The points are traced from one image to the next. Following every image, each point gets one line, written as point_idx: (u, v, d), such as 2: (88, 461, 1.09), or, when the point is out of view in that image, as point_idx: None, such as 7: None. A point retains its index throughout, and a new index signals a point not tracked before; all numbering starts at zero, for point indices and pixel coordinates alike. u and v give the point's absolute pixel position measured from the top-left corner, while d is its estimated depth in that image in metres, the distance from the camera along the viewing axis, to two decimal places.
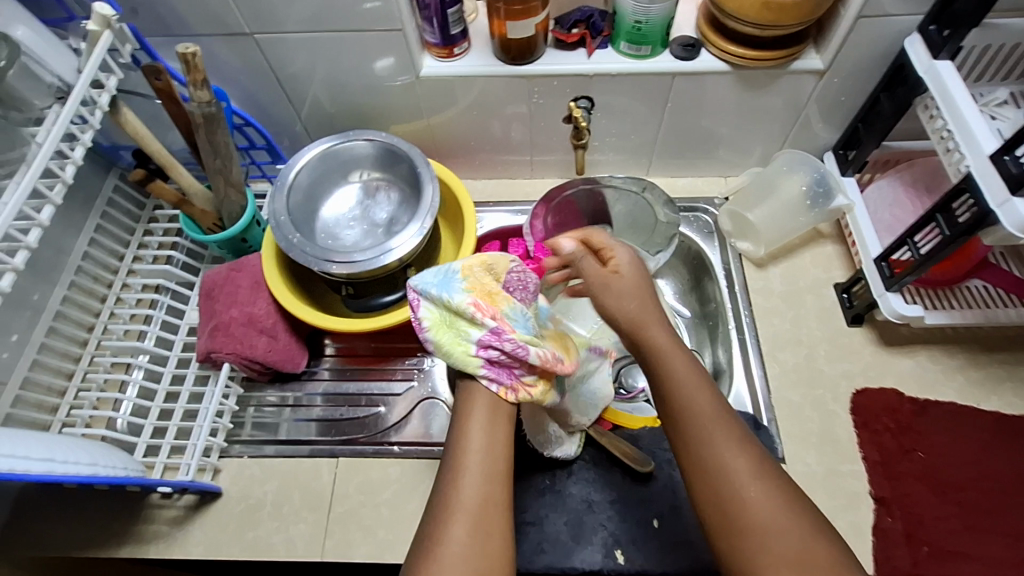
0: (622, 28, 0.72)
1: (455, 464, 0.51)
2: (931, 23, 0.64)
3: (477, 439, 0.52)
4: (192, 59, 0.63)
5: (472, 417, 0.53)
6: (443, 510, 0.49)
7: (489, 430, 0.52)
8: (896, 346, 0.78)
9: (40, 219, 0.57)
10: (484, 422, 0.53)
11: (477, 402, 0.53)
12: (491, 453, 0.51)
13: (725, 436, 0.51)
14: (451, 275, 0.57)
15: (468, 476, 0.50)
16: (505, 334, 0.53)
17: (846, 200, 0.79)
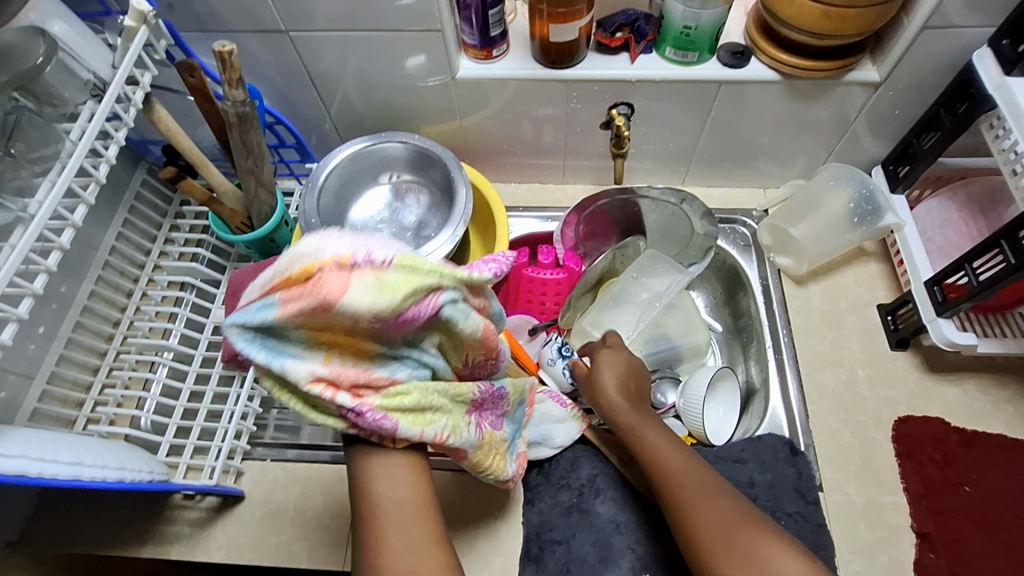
0: (669, 32, 0.69)
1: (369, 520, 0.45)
2: (1004, 36, 0.60)
3: (386, 489, 0.45)
4: (229, 57, 0.61)
5: (377, 461, 0.46)
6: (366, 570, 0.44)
7: (401, 474, 0.46)
8: (943, 373, 0.75)
9: (74, 219, 0.56)
10: (390, 466, 0.46)
11: (374, 452, 0.46)
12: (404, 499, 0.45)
13: (681, 465, 0.56)
14: (276, 329, 0.41)
15: (387, 532, 0.44)
16: (363, 409, 0.43)
17: (896, 218, 0.75)
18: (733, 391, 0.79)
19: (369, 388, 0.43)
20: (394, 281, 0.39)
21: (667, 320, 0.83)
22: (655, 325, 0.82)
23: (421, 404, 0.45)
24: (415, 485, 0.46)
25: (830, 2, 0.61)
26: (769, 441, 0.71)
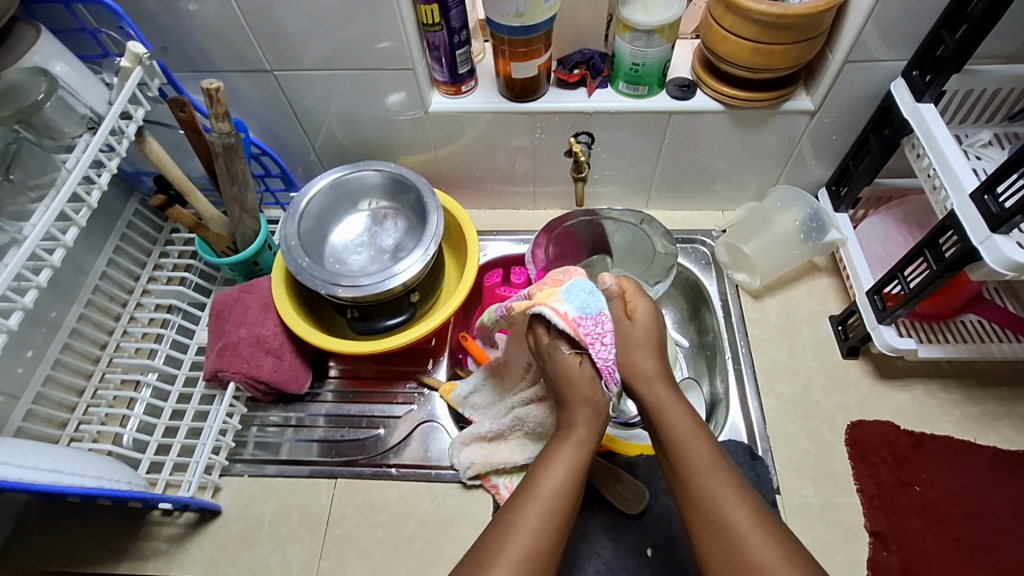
0: (620, 68, 0.76)
1: (526, 499, 0.55)
2: (914, 68, 0.67)
3: (553, 480, 0.56)
4: (216, 94, 0.67)
5: (560, 458, 0.57)
6: (503, 537, 0.52)
7: (568, 477, 0.56)
8: (892, 379, 0.79)
9: (65, 240, 0.60)
10: (568, 469, 0.57)
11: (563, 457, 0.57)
12: (561, 495, 0.55)
13: (695, 436, 0.58)
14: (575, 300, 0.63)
15: (531, 516, 0.53)
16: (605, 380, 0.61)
17: (840, 234, 0.81)
18: (701, 400, 0.84)
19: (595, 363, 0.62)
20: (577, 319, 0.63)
21: None
22: None
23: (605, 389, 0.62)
24: (574, 490, 0.56)
25: (759, 40, 0.67)
26: (728, 447, 0.74)
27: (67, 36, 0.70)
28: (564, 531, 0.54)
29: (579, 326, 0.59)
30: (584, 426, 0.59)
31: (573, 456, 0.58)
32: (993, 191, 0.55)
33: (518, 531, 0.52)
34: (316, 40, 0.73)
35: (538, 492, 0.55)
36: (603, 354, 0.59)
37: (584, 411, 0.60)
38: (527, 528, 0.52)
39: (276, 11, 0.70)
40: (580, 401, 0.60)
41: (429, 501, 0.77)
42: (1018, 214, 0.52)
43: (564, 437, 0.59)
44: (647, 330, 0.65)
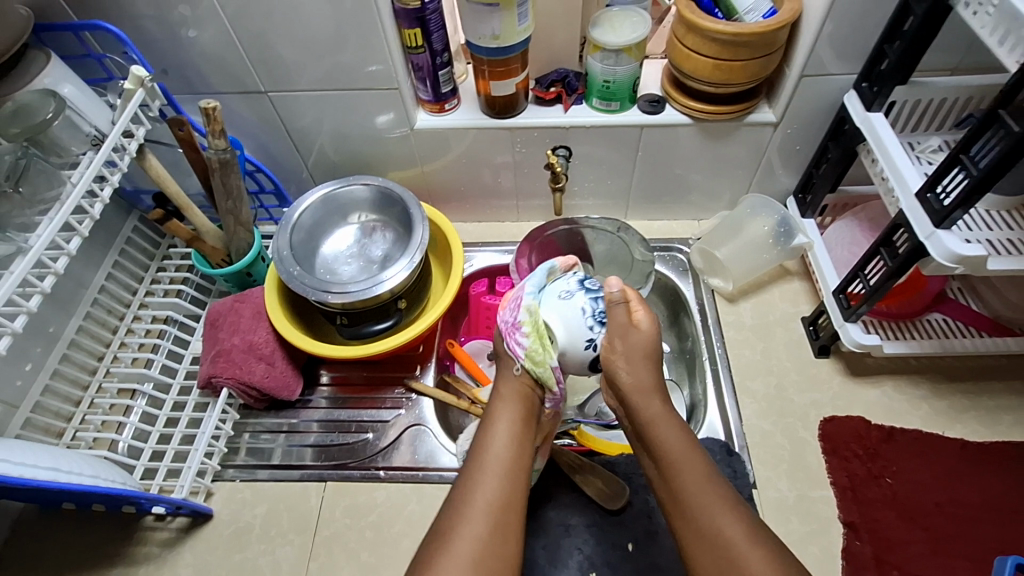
0: (593, 86, 0.81)
1: (477, 464, 0.57)
2: (863, 80, 0.72)
3: (501, 440, 0.59)
4: (212, 112, 0.71)
5: (500, 418, 0.60)
6: (460, 506, 0.54)
7: (512, 433, 0.59)
8: (862, 377, 0.82)
9: (68, 249, 0.63)
10: (511, 425, 0.60)
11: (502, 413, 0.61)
12: (509, 452, 0.58)
13: (686, 449, 0.56)
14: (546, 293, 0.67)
15: (483, 479, 0.56)
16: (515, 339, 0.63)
17: (806, 238, 0.86)
18: (682, 403, 0.88)
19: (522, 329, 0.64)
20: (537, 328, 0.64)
21: None
22: None
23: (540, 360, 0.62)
24: (519, 445, 0.59)
25: (719, 57, 0.72)
26: (705, 444, 0.77)
27: (74, 62, 0.75)
28: (519, 483, 0.57)
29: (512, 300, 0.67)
30: (514, 386, 0.63)
31: (516, 414, 0.61)
32: (935, 189, 0.59)
33: (474, 498, 0.54)
34: (310, 63, 0.79)
35: (486, 454, 0.58)
36: (506, 316, 0.66)
37: (510, 371, 0.63)
38: (482, 489, 0.55)
39: (270, 37, 0.75)
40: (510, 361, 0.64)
41: (415, 503, 0.80)
42: (958, 209, 0.56)
43: (501, 399, 0.62)
44: (644, 345, 0.60)
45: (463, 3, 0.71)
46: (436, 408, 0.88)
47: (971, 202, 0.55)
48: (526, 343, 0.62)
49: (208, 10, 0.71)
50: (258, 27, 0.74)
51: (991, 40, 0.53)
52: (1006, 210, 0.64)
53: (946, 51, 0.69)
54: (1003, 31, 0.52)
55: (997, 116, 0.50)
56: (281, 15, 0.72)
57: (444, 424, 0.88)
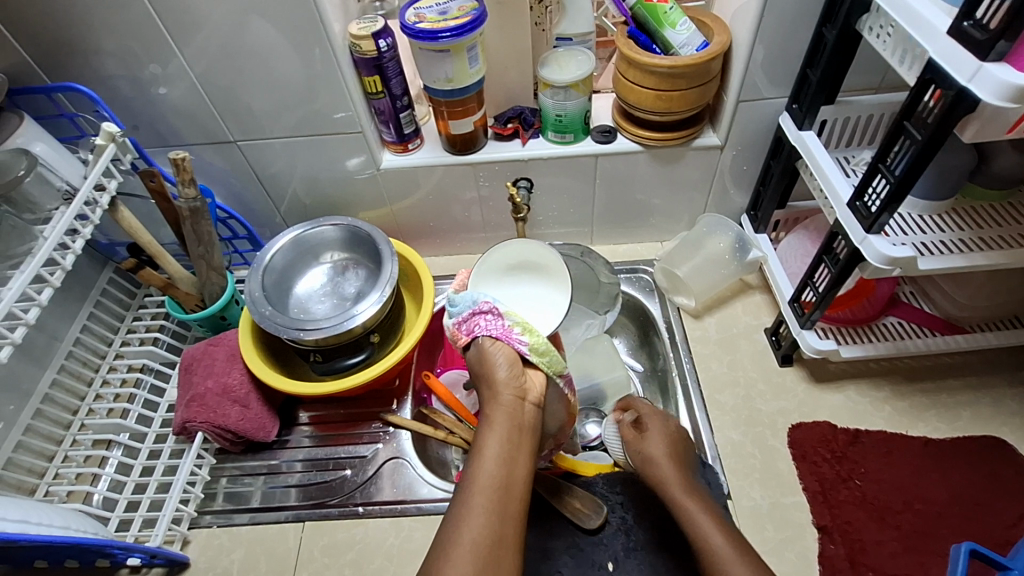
0: (547, 120, 0.86)
1: (468, 485, 0.57)
2: (794, 102, 0.77)
3: (490, 464, 0.58)
4: (182, 162, 0.74)
5: (492, 443, 0.60)
6: (450, 539, 0.53)
7: (502, 458, 0.58)
8: (825, 381, 0.85)
9: (39, 300, 0.64)
10: (502, 446, 0.60)
11: (492, 432, 0.61)
12: (502, 480, 0.57)
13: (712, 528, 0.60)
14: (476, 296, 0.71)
15: (475, 507, 0.55)
16: (515, 338, 0.67)
17: (760, 252, 0.90)
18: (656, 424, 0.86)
19: (510, 333, 0.67)
20: (520, 327, 0.67)
21: (588, 361, 0.92)
22: (576, 366, 0.92)
23: (539, 354, 0.66)
24: (510, 465, 0.58)
25: (660, 88, 0.77)
26: None
27: (48, 121, 0.78)
28: (512, 513, 0.55)
29: (462, 330, 0.69)
30: (502, 410, 0.62)
31: (503, 441, 0.60)
32: (864, 198, 0.63)
33: (467, 521, 0.53)
34: (277, 113, 0.83)
35: (478, 479, 0.57)
36: (489, 326, 0.67)
37: (503, 400, 0.63)
38: (470, 522, 0.53)
39: (238, 90, 0.79)
40: (499, 391, 0.63)
41: (396, 536, 0.80)
42: (883, 213, 0.60)
43: (489, 426, 0.61)
44: (673, 442, 0.72)
45: (417, 49, 0.76)
46: (414, 441, 0.88)
47: (894, 206, 0.59)
48: (524, 339, 0.67)
49: (177, 69, 0.75)
50: (228, 82, 0.78)
51: (893, 60, 0.59)
52: (939, 213, 0.70)
53: (868, 73, 0.75)
54: (902, 51, 0.57)
55: (904, 127, 0.55)
56: (249, 68, 0.76)
57: (422, 456, 0.88)
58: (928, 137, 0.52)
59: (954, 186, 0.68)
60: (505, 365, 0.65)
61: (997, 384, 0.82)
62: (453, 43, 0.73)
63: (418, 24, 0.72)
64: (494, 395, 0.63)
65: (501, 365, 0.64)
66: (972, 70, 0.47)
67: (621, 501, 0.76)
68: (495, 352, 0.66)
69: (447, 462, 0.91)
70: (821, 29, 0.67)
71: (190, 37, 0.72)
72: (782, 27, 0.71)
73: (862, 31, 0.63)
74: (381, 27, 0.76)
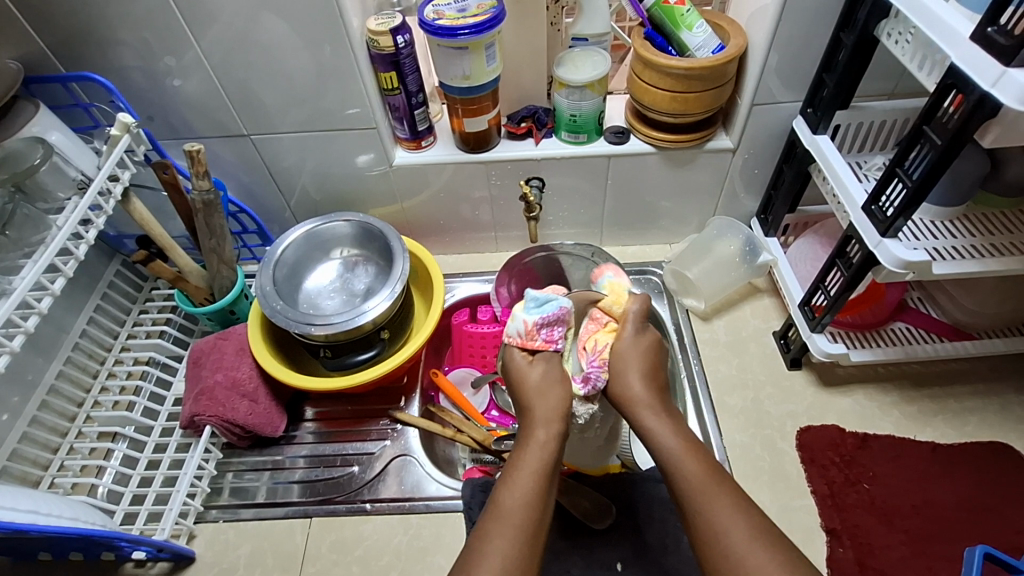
0: (561, 120, 0.86)
1: (494, 509, 0.52)
2: (808, 106, 0.78)
3: (519, 491, 0.53)
4: (197, 155, 0.74)
5: (523, 471, 0.54)
6: (471, 564, 0.48)
7: (533, 491, 0.53)
8: (834, 385, 0.85)
9: (53, 289, 0.64)
10: (533, 468, 0.54)
11: (521, 456, 0.56)
12: (529, 512, 0.51)
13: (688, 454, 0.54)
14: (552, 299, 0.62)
15: (499, 539, 0.50)
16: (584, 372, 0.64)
17: (771, 255, 0.91)
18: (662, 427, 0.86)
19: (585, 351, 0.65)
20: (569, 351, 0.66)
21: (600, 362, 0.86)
22: None
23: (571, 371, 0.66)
24: (541, 490, 0.53)
25: (675, 89, 0.77)
26: None
27: (62, 110, 0.78)
28: (537, 545, 0.50)
29: (538, 332, 0.62)
30: (542, 436, 0.57)
31: (535, 471, 0.54)
32: (880, 203, 0.64)
33: (488, 548, 0.49)
34: (292, 107, 0.82)
35: (504, 505, 0.52)
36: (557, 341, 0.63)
37: (539, 419, 0.58)
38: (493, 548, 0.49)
39: (253, 83, 0.79)
40: (535, 420, 0.58)
41: (403, 533, 0.80)
42: (899, 218, 0.61)
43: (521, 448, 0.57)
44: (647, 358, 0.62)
45: (435, 47, 0.76)
46: (421, 438, 0.88)
47: (910, 210, 0.60)
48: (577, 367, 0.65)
49: (193, 61, 0.75)
50: (242, 76, 0.78)
51: (912, 66, 0.60)
52: (951, 220, 0.70)
53: (882, 79, 0.76)
54: (921, 57, 0.58)
55: (924, 131, 0.56)
56: (263, 63, 0.76)
57: (430, 454, 0.88)
58: (949, 141, 0.53)
59: (967, 193, 0.68)
60: (546, 381, 0.61)
61: (1004, 391, 0.83)
62: (472, 41, 0.73)
63: (436, 21, 0.72)
64: (532, 419, 0.59)
65: (542, 384, 0.60)
66: (996, 75, 0.47)
67: (631, 502, 0.76)
68: (548, 364, 0.62)
69: (454, 461, 0.91)
70: (838, 34, 0.68)
71: (206, 29, 0.71)
72: (799, 31, 0.72)
73: (881, 37, 0.64)
74: (399, 23, 0.76)
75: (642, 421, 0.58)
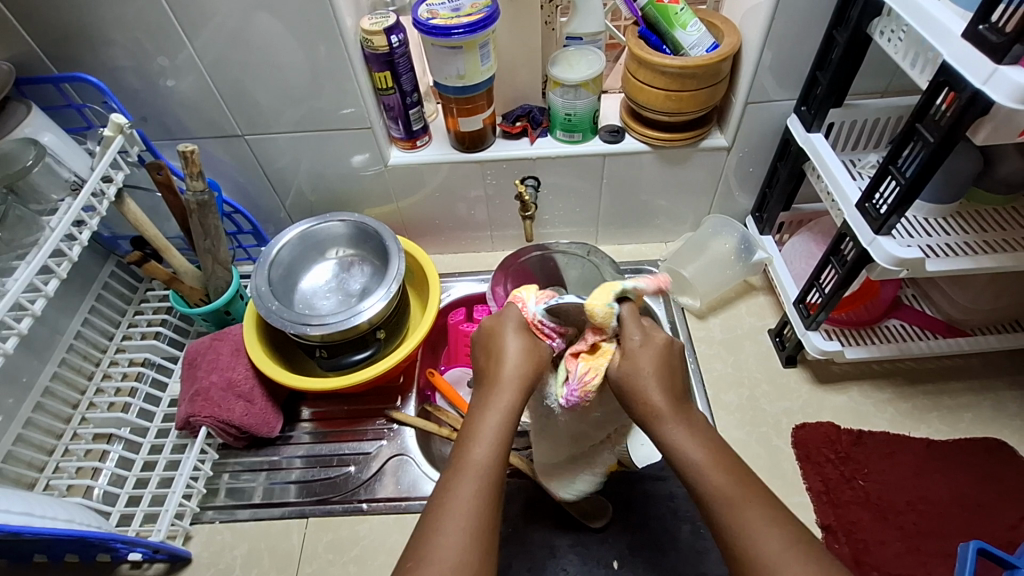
0: (556, 119, 0.86)
1: (455, 468, 0.53)
2: (802, 105, 0.78)
3: (482, 451, 0.53)
4: (191, 155, 0.74)
5: (484, 429, 0.55)
6: (434, 521, 0.50)
7: (495, 448, 0.53)
8: (829, 382, 0.85)
9: (46, 291, 0.64)
10: (495, 428, 0.55)
11: (482, 415, 0.56)
12: (491, 465, 0.53)
13: (713, 463, 0.52)
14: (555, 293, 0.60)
15: (459, 495, 0.51)
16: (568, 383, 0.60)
17: (766, 254, 0.90)
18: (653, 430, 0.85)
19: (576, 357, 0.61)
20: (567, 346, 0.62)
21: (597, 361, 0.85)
22: None
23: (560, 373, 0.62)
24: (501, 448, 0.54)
25: (669, 88, 0.78)
26: None
27: (55, 111, 0.78)
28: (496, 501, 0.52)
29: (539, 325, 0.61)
30: (505, 397, 0.56)
31: (496, 429, 0.55)
32: (874, 200, 0.64)
33: (451, 508, 0.50)
34: (286, 107, 0.82)
35: (466, 466, 0.52)
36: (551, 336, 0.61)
37: (502, 380, 0.57)
38: (455, 507, 0.50)
39: (247, 83, 0.79)
40: (496, 381, 0.57)
41: (400, 532, 0.80)
42: (893, 215, 0.61)
43: (483, 407, 0.56)
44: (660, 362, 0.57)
45: (429, 46, 0.76)
46: (418, 438, 0.88)
47: (903, 208, 0.60)
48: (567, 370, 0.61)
49: (186, 61, 0.75)
50: (236, 76, 0.77)
51: (905, 63, 0.60)
52: (944, 217, 0.70)
53: (876, 77, 0.76)
54: (913, 55, 0.58)
55: (916, 129, 0.56)
56: (257, 63, 0.76)
57: (427, 453, 0.88)
58: (941, 138, 0.53)
59: (960, 191, 0.69)
60: (524, 349, 0.59)
61: (998, 387, 0.83)
62: (466, 40, 0.73)
63: (430, 21, 0.72)
64: (494, 380, 0.58)
65: (518, 351, 0.59)
66: (986, 73, 0.47)
67: (628, 500, 0.76)
68: (530, 341, 0.60)
69: (450, 460, 0.91)
70: (832, 32, 0.68)
71: (199, 29, 0.71)
72: (792, 29, 0.72)
73: (873, 35, 0.64)
74: (393, 23, 0.76)
75: (660, 428, 0.55)
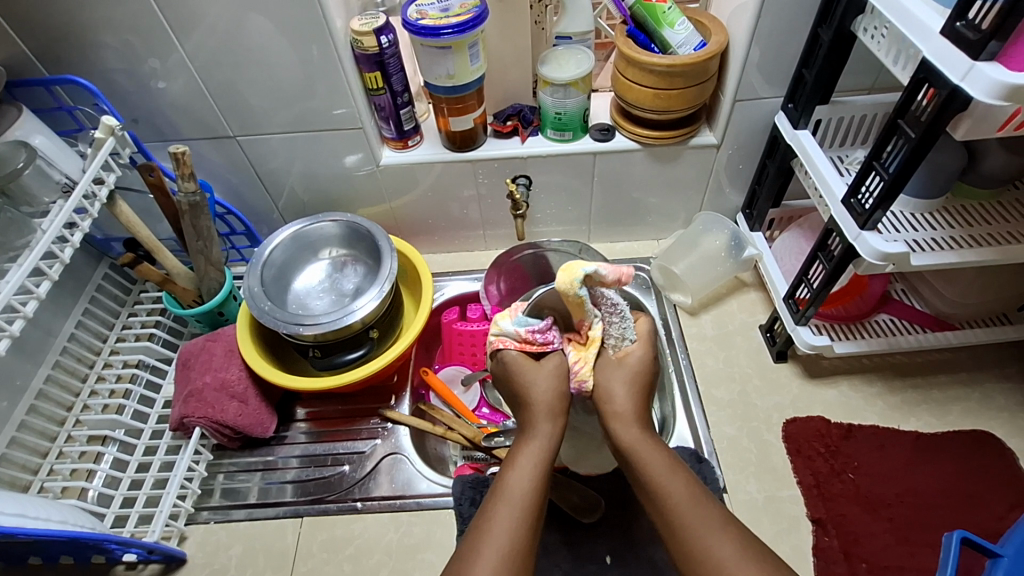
0: (546, 118, 0.87)
1: (499, 493, 0.56)
2: (789, 102, 0.79)
3: (523, 475, 0.57)
4: (182, 156, 0.74)
5: (525, 455, 0.59)
6: (478, 539, 0.53)
7: (536, 474, 0.57)
8: (819, 377, 0.86)
9: (37, 293, 0.64)
10: (536, 458, 0.59)
11: (526, 446, 0.60)
12: (530, 494, 0.56)
13: (670, 471, 0.57)
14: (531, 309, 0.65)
15: (503, 516, 0.54)
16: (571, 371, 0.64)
17: (756, 250, 0.91)
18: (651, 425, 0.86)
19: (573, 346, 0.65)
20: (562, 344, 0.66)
21: None
22: None
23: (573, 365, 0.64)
24: (543, 477, 0.58)
25: (658, 87, 0.78)
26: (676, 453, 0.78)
27: (45, 114, 0.78)
28: (538, 526, 0.55)
29: (533, 336, 0.64)
30: (543, 426, 0.61)
31: (538, 458, 0.59)
32: (859, 195, 0.65)
33: (495, 526, 0.53)
34: (278, 108, 0.83)
35: (509, 488, 0.56)
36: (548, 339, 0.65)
37: (542, 410, 0.61)
38: (499, 528, 0.53)
39: (239, 85, 0.79)
40: (535, 414, 0.62)
41: (395, 531, 0.80)
42: (877, 210, 0.62)
43: (525, 438, 0.61)
44: (632, 382, 0.63)
45: (419, 46, 0.76)
46: (412, 436, 0.89)
47: (887, 203, 0.61)
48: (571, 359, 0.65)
49: (177, 63, 0.75)
50: (227, 78, 0.78)
51: (888, 60, 0.60)
52: (930, 211, 0.71)
53: (861, 74, 0.77)
54: (896, 51, 0.59)
55: (899, 125, 0.57)
56: (248, 64, 0.76)
57: (421, 452, 0.88)
58: (922, 134, 0.53)
59: (945, 186, 0.69)
60: (558, 373, 0.64)
61: (985, 380, 0.84)
62: (455, 40, 0.74)
63: (420, 21, 0.73)
64: (532, 407, 0.62)
65: (557, 372, 0.64)
66: (965, 68, 0.48)
67: (620, 496, 0.77)
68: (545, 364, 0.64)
69: (445, 458, 0.91)
70: (817, 30, 0.69)
71: (190, 31, 0.72)
72: (778, 27, 0.72)
73: (857, 32, 0.64)
74: (383, 23, 0.76)
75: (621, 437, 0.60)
